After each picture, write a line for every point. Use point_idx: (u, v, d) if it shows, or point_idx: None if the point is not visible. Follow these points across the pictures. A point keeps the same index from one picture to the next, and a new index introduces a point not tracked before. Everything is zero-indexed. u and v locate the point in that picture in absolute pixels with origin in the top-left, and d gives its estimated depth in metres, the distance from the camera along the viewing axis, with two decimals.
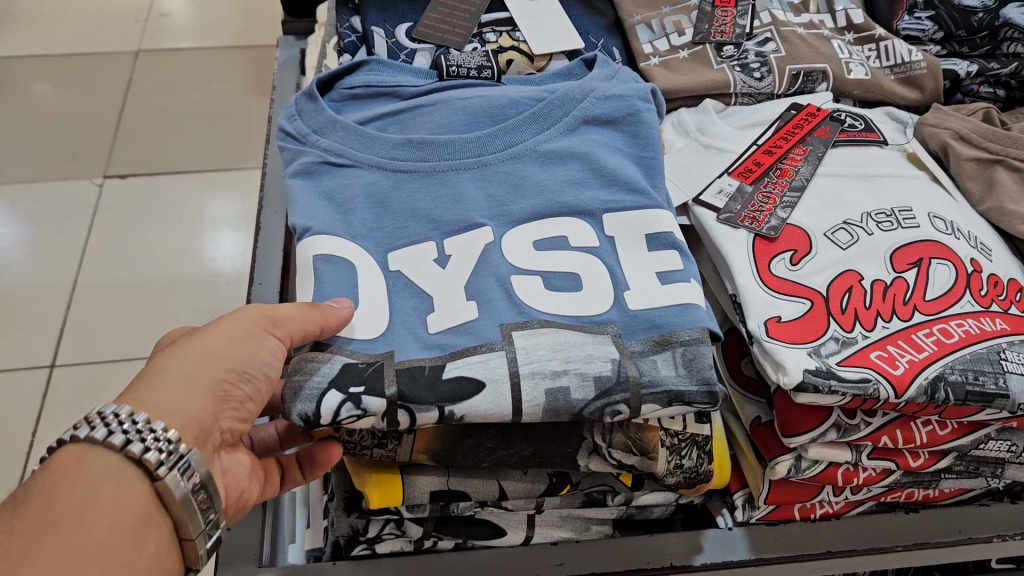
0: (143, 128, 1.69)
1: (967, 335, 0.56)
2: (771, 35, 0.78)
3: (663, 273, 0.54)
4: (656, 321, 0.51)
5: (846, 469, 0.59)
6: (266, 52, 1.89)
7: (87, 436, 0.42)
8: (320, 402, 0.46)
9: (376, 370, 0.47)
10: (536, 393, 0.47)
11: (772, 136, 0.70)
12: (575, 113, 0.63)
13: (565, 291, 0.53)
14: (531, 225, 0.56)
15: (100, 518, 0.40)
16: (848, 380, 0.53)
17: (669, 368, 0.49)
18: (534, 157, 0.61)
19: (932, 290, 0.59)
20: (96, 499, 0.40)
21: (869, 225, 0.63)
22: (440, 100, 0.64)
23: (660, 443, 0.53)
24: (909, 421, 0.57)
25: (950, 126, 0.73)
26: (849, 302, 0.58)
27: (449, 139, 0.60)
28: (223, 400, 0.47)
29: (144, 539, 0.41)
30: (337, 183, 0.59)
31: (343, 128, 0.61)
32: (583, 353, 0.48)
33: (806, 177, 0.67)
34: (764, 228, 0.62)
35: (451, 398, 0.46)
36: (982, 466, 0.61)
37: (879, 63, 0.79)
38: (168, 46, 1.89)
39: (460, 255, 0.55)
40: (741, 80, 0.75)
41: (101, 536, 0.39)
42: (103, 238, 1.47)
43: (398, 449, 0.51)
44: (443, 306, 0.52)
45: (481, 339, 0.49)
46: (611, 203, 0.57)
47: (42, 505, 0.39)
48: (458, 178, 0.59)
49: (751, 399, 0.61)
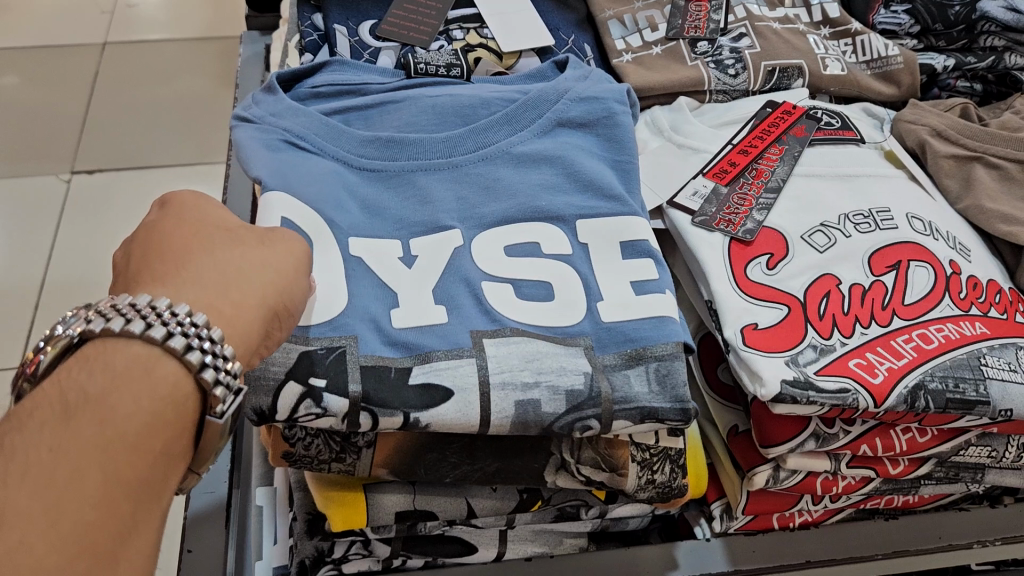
0: (108, 123, 1.65)
1: (947, 341, 0.55)
2: (745, 30, 0.76)
3: (637, 284, 0.52)
4: (631, 335, 0.49)
5: (826, 477, 0.58)
6: (233, 44, 1.86)
7: (163, 340, 0.34)
8: (276, 396, 0.43)
9: (337, 360, 0.45)
10: (505, 404, 0.45)
11: (746, 136, 0.69)
12: (549, 115, 0.61)
13: (537, 300, 0.51)
14: (498, 231, 0.54)
15: (152, 448, 0.33)
16: (827, 391, 0.51)
17: (642, 384, 0.47)
18: (508, 158, 0.58)
19: (911, 294, 0.58)
20: (155, 423, 0.33)
21: (847, 227, 0.62)
22: (410, 97, 0.62)
23: (631, 458, 0.51)
24: (889, 428, 0.56)
25: (928, 122, 0.72)
26: (826, 308, 0.57)
27: (420, 139, 0.58)
28: (269, 332, 0.41)
29: (174, 478, 0.34)
30: (300, 166, 0.55)
31: (308, 118, 0.58)
32: (556, 365, 0.47)
33: (782, 178, 0.65)
34: (740, 231, 0.61)
35: (417, 404, 0.44)
36: (963, 471, 0.60)
37: (856, 57, 0.78)
38: (134, 38, 1.84)
39: (427, 255, 0.52)
40: (716, 77, 0.73)
41: (148, 469, 0.32)
42: (69, 234, 1.44)
43: (357, 464, 0.48)
44: (410, 303, 0.49)
45: (451, 343, 0.47)
46: (584, 210, 0.55)
47: (96, 412, 0.31)
48: (429, 180, 0.57)
49: (728, 408, 0.59)
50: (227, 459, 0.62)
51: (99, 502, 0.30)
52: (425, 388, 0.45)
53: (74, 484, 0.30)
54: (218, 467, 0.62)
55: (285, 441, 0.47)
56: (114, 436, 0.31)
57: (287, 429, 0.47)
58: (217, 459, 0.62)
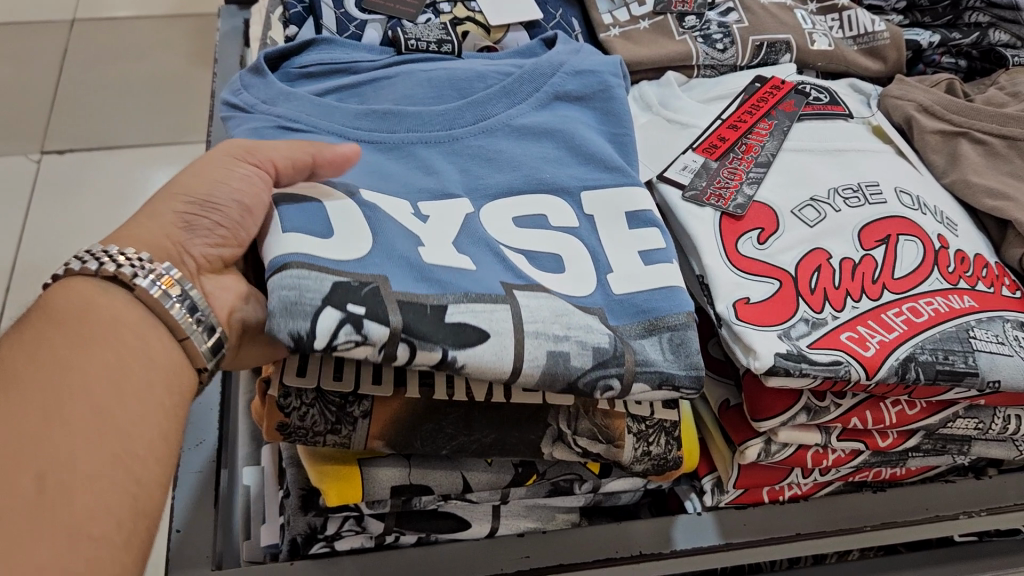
0: (80, 101, 1.62)
1: (936, 314, 0.56)
2: (733, 3, 0.76)
3: (645, 253, 0.52)
4: (643, 306, 0.49)
5: (816, 451, 0.58)
6: (208, 20, 1.83)
7: (81, 269, 0.43)
8: (316, 322, 0.40)
9: (372, 291, 0.42)
10: (537, 353, 0.44)
11: (736, 110, 0.68)
12: (546, 90, 0.60)
13: (551, 271, 0.50)
14: (515, 202, 0.54)
15: (93, 320, 0.41)
16: (820, 363, 0.51)
17: (657, 351, 0.47)
18: (508, 132, 0.58)
19: (900, 268, 0.58)
20: (90, 308, 0.42)
21: (836, 201, 0.62)
22: (403, 73, 0.61)
23: (626, 431, 0.52)
24: (879, 401, 0.56)
25: (914, 98, 0.72)
26: (818, 281, 0.57)
27: (413, 112, 0.57)
28: (187, 229, 0.48)
29: (147, 333, 0.43)
30: (293, 139, 0.54)
31: (297, 99, 0.57)
32: (583, 323, 0.46)
33: (772, 152, 0.65)
34: (730, 206, 0.61)
35: (455, 342, 0.42)
36: (950, 443, 0.61)
37: (843, 32, 0.78)
38: (105, 15, 1.81)
39: (437, 214, 0.51)
40: (705, 52, 0.73)
41: (107, 328, 0.41)
42: (41, 216, 1.41)
43: (353, 437, 0.48)
44: (438, 246, 0.48)
45: (486, 288, 0.46)
46: (589, 181, 0.55)
47: (41, 316, 0.41)
48: (427, 153, 0.56)
49: (721, 382, 0.59)
50: (213, 439, 0.62)
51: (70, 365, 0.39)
52: (458, 329, 0.43)
53: (38, 354, 0.39)
54: (206, 447, 0.61)
55: (280, 411, 0.47)
56: (66, 323, 0.41)
57: (283, 398, 0.46)
58: (205, 439, 0.61)
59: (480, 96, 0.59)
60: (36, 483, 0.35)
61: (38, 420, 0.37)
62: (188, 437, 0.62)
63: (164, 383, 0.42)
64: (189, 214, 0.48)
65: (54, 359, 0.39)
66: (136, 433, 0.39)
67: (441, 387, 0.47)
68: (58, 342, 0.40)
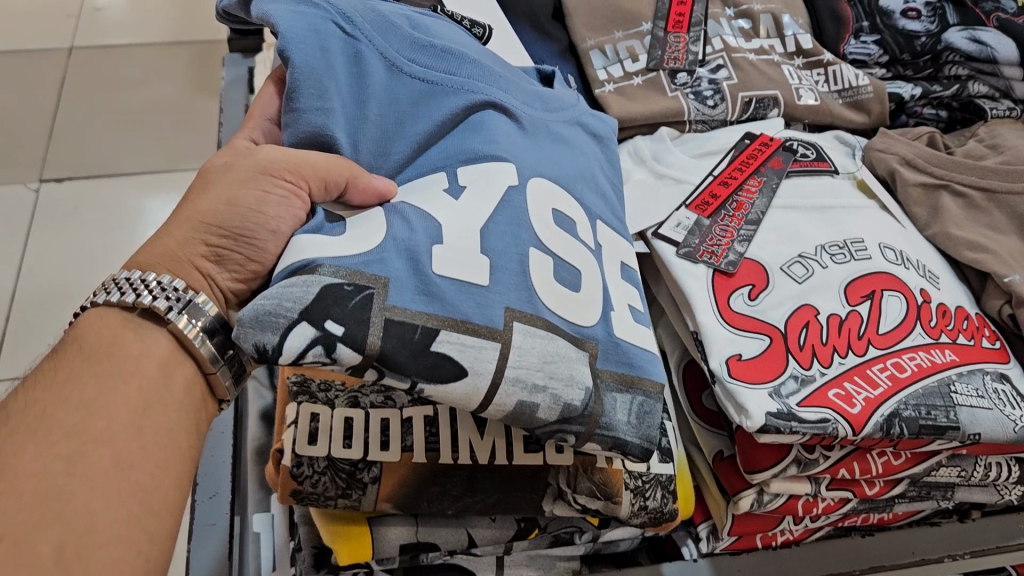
0: (81, 134, 1.62)
1: (919, 369, 0.58)
2: (723, 61, 0.79)
3: (636, 311, 0.53)
4: (631, 360, 0.49)
5: (806, 499, 0.61)
6: (206, 50, 1.84)
7: (106, 301, 0.45)
8: (286, 337, 0.37)
9: (363, 302, 0.39)
10: (509, 400, 0.42)
11: (727, 167, 0.72)
12: (574, 116, 0.61)
13: (569, 285, 0.48)
14: (549, 191, 0.51)
15: (121, 353, 0.43)
16: (808, 421, 0.54)
17: (624, 413, 0.47)
18: (550, 135, 0.57)
19: (884, 324, 0.61)
20: (117, 340, 0.44)
21: (823, 258, 0.65)
22: (452, 34, 0.60)
23: (624, 485, 0.54)
24: (866, 453, 0.59)
25: (898, 151, 0.75)
26: (806, 338, 0.59)
27: (468, 59, 0.55)
28: (218, 263, 0.49)
29: (172, 372, 0.45)
30: (351, 71, 0.51)
31: (353, 6, 0.54)
32: (567, 373, 0.44)
33: (761, 210, 0.68)
34: (723, 263, 0.63)
35: (429, 376, 0.39)
36: (934, 490, 0.63)
37: (828, 87, 0.80)
38: (100, 43, 1.82)
39: (475, 185, 0.48)
40: (695, 108, 0.76)
41: (136, 364, 0.43)
42: (40, 245, 1.41)
43: (363, 499, 0.51)
44: (458, 248, 0.44)
45: (487, 319, 0.42)
46: (609, 219, 0.57)
47: (75, 346, 0.43)
48: (485, 104, 0.53)
49: (713, 433, 0.62)
50: (227, 491, 0.68)
51: (103, 393, 0.41)
52: (440, 362, 0.40)
53: (72, 383, 0.41)
54: (220, 497, 0.67)
55: (294, 479, 0.50)
56: (94, 354, 0.42)
57: (295, 467, 0.50)
58: (218, 491, 0.68)
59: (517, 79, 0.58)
60: (55, 552, 0.35)
61: (62, 473, 0.37)
62: (202, 490, 0.68)
63: (185, 425, 0.44)
64: (219, 248, 0.49)
65: (87, 386, 0.41)
66: (152, 486, 0.40)
67: (448, 448, 0.52)
68: (89, 379, 0.41)
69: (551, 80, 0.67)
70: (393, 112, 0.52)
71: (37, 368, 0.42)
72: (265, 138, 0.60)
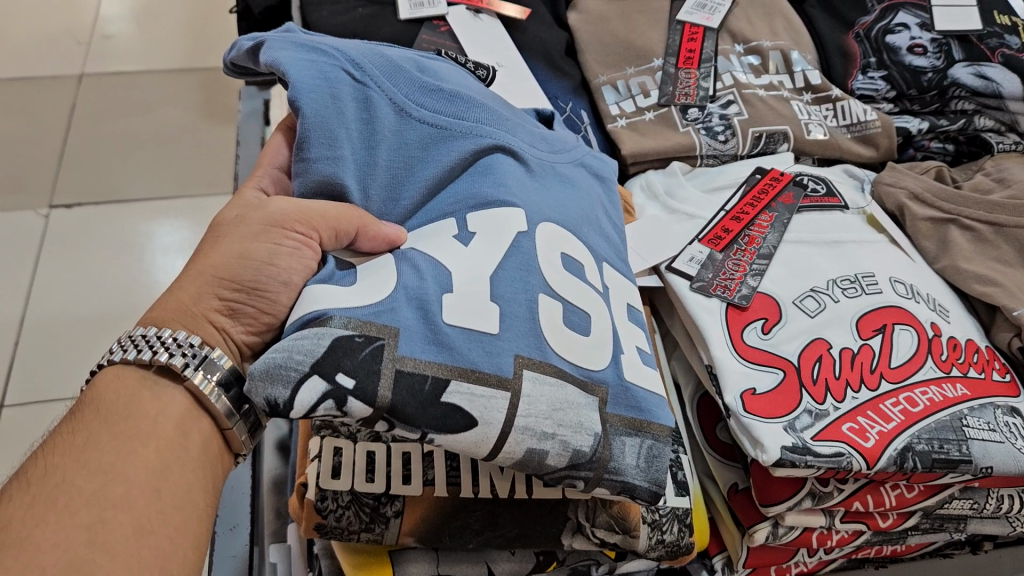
0: (87, 154, 1.57)
1: (932, 403, 0.59)
2: (733, 97, 0.80)
3: (643, 353, 0.54)
4: (639, 404, 0.49)
5: (821, 532, 0.61)
6: (216, 73, 1.76)
7: (122, 358, 0.46)
8: (298, 391, 0.38)
9: (373, 354, 0.40)
10: (517, 448, 0.43)
11: (739, 202, 0.73)
12: (578, 159, 0.62)
13: (579, 331, 0.49)
14: (558, 236, 0.52)
15: (139, 412, 0.43)
16: (823, 455, 0.55)
17: (633, 457, 0.48)
18: (558, 177, 0.58)
19: (896, 357, 0.62)
20: (135, 400, 0.44)
21: (835, 292, 0.66)
22: (458, 77, 0.60)
23: (642, 520, 0.55)
24: (878, 486, 0.60)
25: (906, 185, 0.77)
26: (819, 372, 0.60)
27: (475, 103, 0.56)
28: (231, 317, 0.49)
29: (190, 430, 0.45)
30: (360, 118, 0.51)
31: (362, 53, 0.55)
32: (575, 420, 0.45)
33: (773, 244, 0.69)
34: (736, 297, 0.64)
35: (439, 425, 0.41)
36: (947, 522, 0.64)
37: (836, 122, 0.82)
38: (111, 69, 1.74)
39: (485, 232, 0.48)
40: (706, 143, 0.77)
41: (155, 421, 0.43)
42: (50, 268, 1.39)
43: (385, 534, 0.52)
44: (469, 295, 0.44)
45: (496, 368, 0.43)
46: (616, 264, 0.57)
47: (93, 408, 0.43)
48: (494, 147, 0.54)
49: (727, 466, 0.62)
50: (247, 522, 0.70)
51: (119, 455, 0.41)
52: (451, 413, 0.41)
53: (91, 447, 0.41)
54: (239, 530, 0.69)
55: (318, 513, 0.51)
56: (112, 415, 0.43)
57: (320, 501, 0.51)
58: (237, 523, 0.69)
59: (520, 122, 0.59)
60: None
61: (83, 543, 0.37)
62: (222, 521, 0.69)
63: (203, 485, 0.44)
64: (233, 302, 0.48)
65: (105, 450, 0.41)
66: (171, 550, 0.40)
67: (468, 483, 0.53)
68: (108, 442, 0.41)
69: (551, 121, 0.68)
70: (402, 156, 0.52)
71: (58, 427, 0.43)
72: (273, 184, 0.60)
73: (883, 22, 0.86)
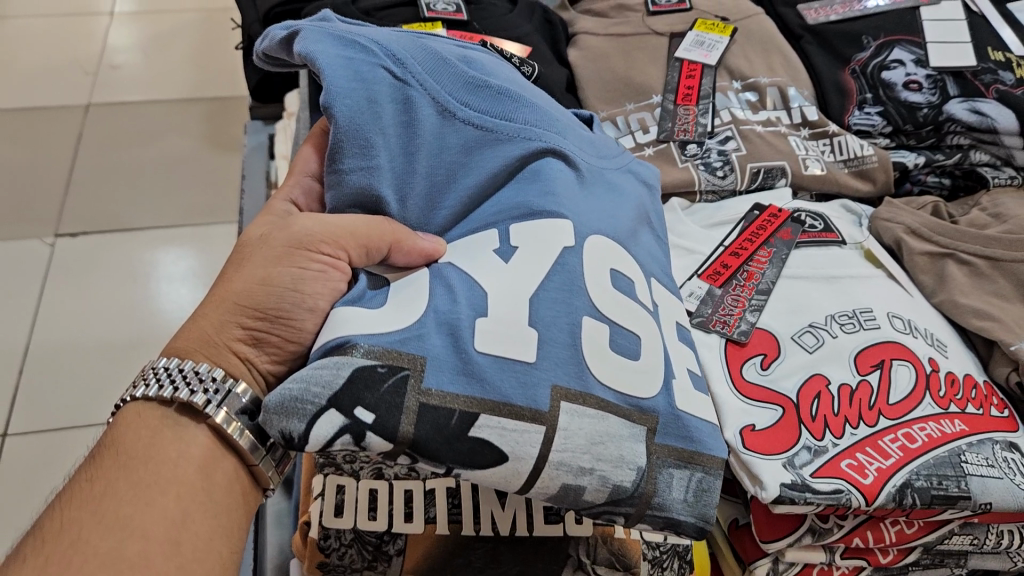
0: (92, 184, 1.58)
1: (930, 439, 0.60)
2: (731, 133, 0.81)
3: (694, 376, 0.53)
4: (691, 433, 0.49)
5: (821, 568, 0.62)
6: (221, 102, 1.78)
7: (143, 395, 0.46)
8: (312, 426, 0.39)
9: (395, 388, 0.40)
10: (551, 484, 0.43)
11: (737, 238, 0.74)
12: (621, 162, 0.62)
13: (628, 355, 0.48)
14: (606, 251, 0.51)
15: (161, 457, 0.44)
16: (822, 492, 0.55)
17: (680, 491, 0.47)
18: (604, 184, 0.57)
19: (895, 394, 0.62)
20: (155, 442, 0.45)
21: (833, 327, 0.66)
22: (503, 72, 0.59)
23: (642, 556, 0.55)
24: (879, 522, 0.60)
25: (903, 221, 0.78)
26: (818, 409, 0.61)
27: (524, 103, 0.55)
28: (256, 346, 0.49)
29: (212, 471, 0.45)
30: (399, 123, 0.51)
31: (404, 47, 0.53)
32: (616, 453, 0.45)
33: (771, 280, 0.70)
34: (735, 333, 0.65)
35: (465, 461, 0.41)
36: (947, 557, 0.65)
37: (834, 156, 0.83)
38: (116, 99, 1.76)
39: (527, 246, 0.48)
40: (706, 178, 0.78)
41: (176, 465, 0.44)
42: (56, 297, 1.39)
43: (388, 571, 0.54)
44: (502, 322, 0.44)
45: (531, 401, 0.43)
46: (661, 277, 0.57)
47: (116, 451, 0.44)
48: (543, 151, 0.53)
49: (728, 501, 0.63)
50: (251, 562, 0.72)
51: (138, 503, 0.41)
52: (479, 447, 0.41)
53: (109, 497, 0.41)
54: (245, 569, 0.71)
55: (321, 551, 0.53)
56: (132, 460, 0.43)
57: (322, 539, 0.53)
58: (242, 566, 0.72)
59: (569, 125, 0.59)
60: None
61: None
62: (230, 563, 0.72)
63: (225, 531, 0.44)
64: (256, 331, 0.49)
65: (123, 499, 0.41)
66: None
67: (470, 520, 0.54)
68: (125, 491, 0.42)
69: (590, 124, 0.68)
70: (445, 161, 0.51)
71: (79, 471, 0.44)
72: (304, 195, 0.62)
73: (879, 59, 0.87)
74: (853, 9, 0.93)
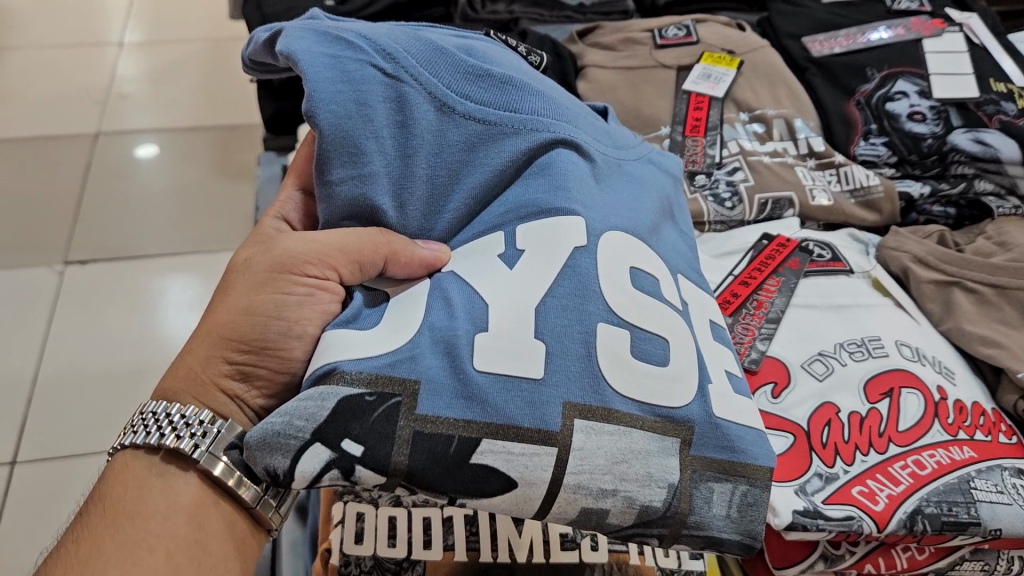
0: (100, 213, 1.60)
1: (939, 467, 0.60)
2: (739, 163, 0.83)
3: (733, 377, 0.53)
4: (732, 443, 0.48)
5: None
6: (230, 131, 1.80)
7: (133, 442, 0.48)
8: (296, 462, 0.40)
9: (383, 417, 0.41)
10: (571, 509, 0.44)
11: (747, 267, 0.75)
12: (633, 152, 0.61)
13: (652, 361, 0.48)
14: (625, 250, 0.51)
15: (147, 513, 0.45)
16: (834, 519, 0.56)
17: (721, 508, 0.48)
18: (615, 178, 0.56)
19: (904, 421, 0.63)
20: (143, 496, 0.46)
21: (842, 355, 0.67)
22: (506, 62, 0.59)
23: None
24: (890, 548, 0.61)
25: (909, 249, 0.79)
26: (828, 436, 0.62)
27: (529, 93, 0.54)
28: (244, 380, 0.51)
29: (204, 520, 0.46)
30: (395, 124, 0.50)
31: (396, 41, 0.53)
32: (643, 472, 0.45)
33: (780, 310, 0.71)
34: (746, 361, 0.66)
35: (472, 487, 0.42)
36: None
37: (840, 187, 0.84)
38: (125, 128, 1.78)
39: (534, 248, 0.48)
40: (715, 209, 0.80)
41: (163, 519, 0.45)
42: (64, 326, 1.41)
43: None
44: (506, 335, 0.45)
45: (540, 423, 0.43)
46: (687, 274, 0.57)
47: (104, 507, 0.45)
48: (554, 142, 0.52)
49: None
50: None
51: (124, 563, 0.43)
52: (484, 475, 0.43)
53: (97, 559, 0.43)
54: None
55: None
56: (119, 518, 0.45)
57: (342, 566, 0.54)
58: None
59: (582, 116, 0.58)
60: None
61: None
62: None
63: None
64: (245, 364, 0.51)
65: (110, 559, 0.43)
66: None
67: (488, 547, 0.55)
68: (113, 552, 0.43)
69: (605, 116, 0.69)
70: (446, 161, 0.51)
71: (69, 533, 0.45)
72: (295, 211, 0.63)
73: (884, 90, 0.89)
74: (856, 41, 0.95)
